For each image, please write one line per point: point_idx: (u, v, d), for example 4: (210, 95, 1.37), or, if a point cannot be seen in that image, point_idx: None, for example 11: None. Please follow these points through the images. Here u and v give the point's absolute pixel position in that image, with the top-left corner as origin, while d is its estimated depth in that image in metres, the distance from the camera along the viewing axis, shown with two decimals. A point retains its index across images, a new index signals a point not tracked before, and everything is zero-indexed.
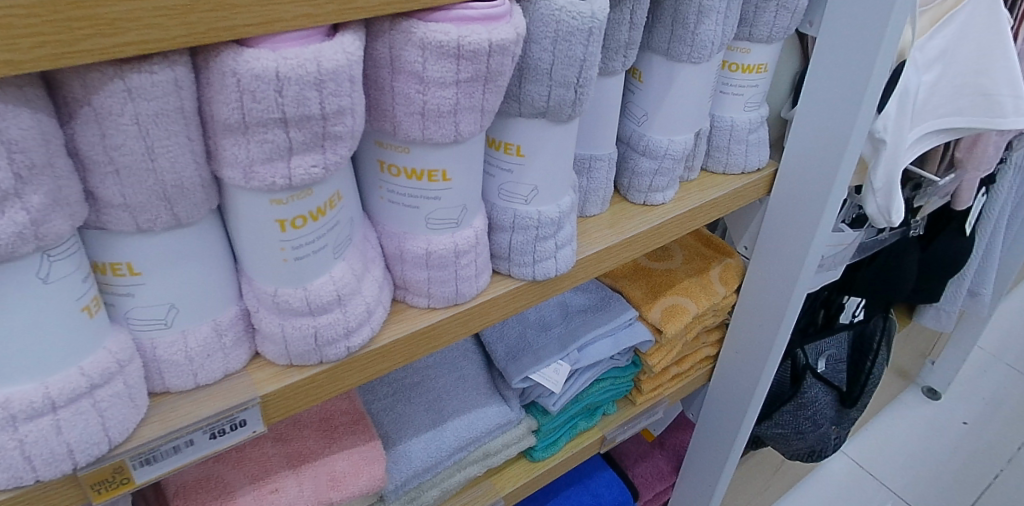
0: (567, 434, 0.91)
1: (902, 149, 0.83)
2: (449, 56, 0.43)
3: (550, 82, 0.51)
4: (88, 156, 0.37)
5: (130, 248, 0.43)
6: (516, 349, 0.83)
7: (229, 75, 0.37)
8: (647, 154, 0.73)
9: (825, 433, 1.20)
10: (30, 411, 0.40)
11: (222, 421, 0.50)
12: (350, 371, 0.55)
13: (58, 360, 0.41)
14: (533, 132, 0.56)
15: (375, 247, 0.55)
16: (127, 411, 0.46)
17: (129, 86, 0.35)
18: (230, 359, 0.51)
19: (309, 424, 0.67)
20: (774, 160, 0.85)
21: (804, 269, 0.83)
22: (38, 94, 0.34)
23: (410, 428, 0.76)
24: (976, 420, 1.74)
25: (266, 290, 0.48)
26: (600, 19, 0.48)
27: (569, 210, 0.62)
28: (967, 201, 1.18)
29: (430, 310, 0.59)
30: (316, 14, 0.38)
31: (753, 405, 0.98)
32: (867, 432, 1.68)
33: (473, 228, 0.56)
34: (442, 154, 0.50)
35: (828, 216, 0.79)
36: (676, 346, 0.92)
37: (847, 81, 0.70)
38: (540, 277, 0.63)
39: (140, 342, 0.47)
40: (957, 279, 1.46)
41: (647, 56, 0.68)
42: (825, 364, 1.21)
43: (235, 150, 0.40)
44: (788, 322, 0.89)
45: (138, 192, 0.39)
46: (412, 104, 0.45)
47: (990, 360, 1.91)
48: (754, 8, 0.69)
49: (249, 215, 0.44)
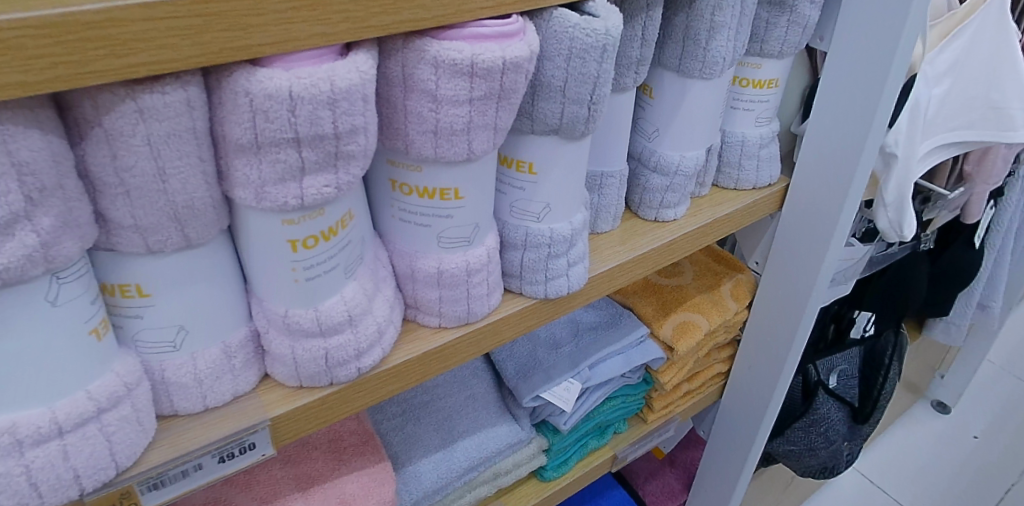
0: (578, 453, 0.89)
1: (913, 163, 0.82)
2: (463, 74, 0.42)
3: (563, 100, 0.50)
4: (99, 177, 0.37)
5: (139, 270, 0.42)
6: (526, 368, 0.82)
7: (242, 95, 0.37)
8: (658, 171, 0.72)
9: (837, 449, 1.18)
10: (37, 436, 0.39)
11: (230, 445, 0.49)
12: (360, 392, 0.54)
13: (65, 383, 0.40)
14: (546, 150, 0.55)
15: (386, 266, 0.54)
16: (135, 435, 0.45)
17: (141, 107, 0.35)
18: (239, 381, 0.51)
19: (318, 445, 0.66)
20: (785, 176, 0.85)
21: (816, 285, 0.82)
22: (49, 116, 0.34)
23: (419, 448, 0.75)
24: (987, 433, 1.71)
25: (277, 311, 0.48)
26: (614, 36, 0.48)
27: (582, 227, 0.61)
28: (977, 216, 1.16)
29: (441, 329, 0.58)
30: (330, 33, 0.38)
31: (766, 422, 0.97)
32: (878, 447, 1.66)
33: (485, 246, 0.56)
34: (455, 172, 0.49)
35: (840, 232, 0.78)
36: (687, 363, 0.91)
37: (859, 96, 0.70)
38: (552, 295, 0.62)
39: (148, 365, 0.46)
40: (967, 292, 1.44)
41: (658, 72, 0.67)
42: (837, 380, 1.19)
43: (247, 171, 0.40)
44: (801, 339, 0.88)
45: (149, 214, 0.39)
46: (425, 123, 0.45)
47: (999, 372, 1.88)
48: (765, 23, 0.69)
49: (261, 236, 0.44)
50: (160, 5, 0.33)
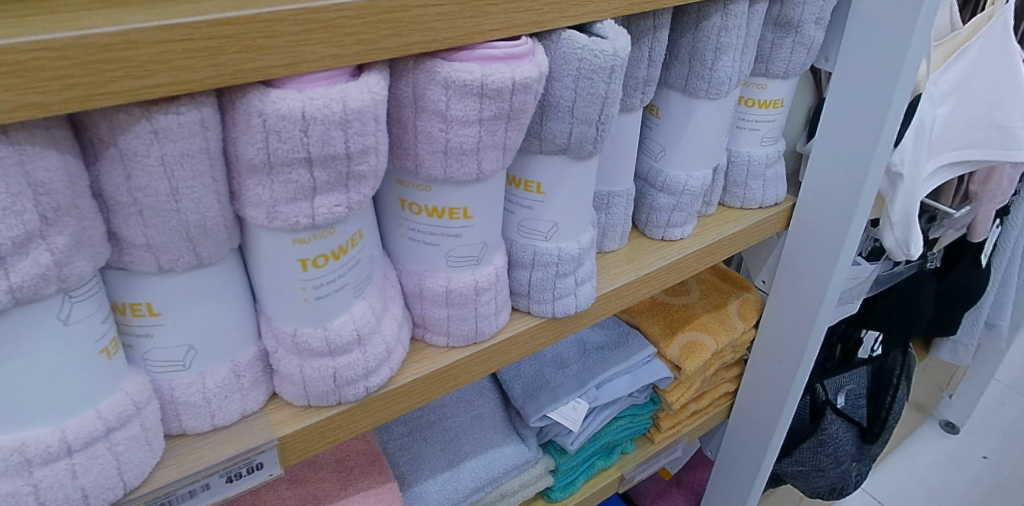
0: (585, 474, 0.88)
1: (919, 182, 0.82)
2: (473, 95, 0.43)
3: (571, 120, 0.51)
4: (113, 197, 0.37)
5: (151, 289, 0.43)
6: (534, 387, 0.81)
7: (255, 115, 0.37)
8: (665, 190, 0.73)
9: (847, 470, 1.16)
10: (46, 455, 0.39)
11: (238, 464, 0.49)
12: (368, 411, 0.54)
13: (75, 403, 0.40)
14: (553, 170, 0.55)
15: (394, 285, 0.54)
16: (143, 454, 0.45)
17: (156, 127, 0.35)
18: (248, 400, 0.50)
19: (324, 465, 0.66)
20: (791, 195, 0.85)
21: (824, 303, 0.82)
22: (65, 136, 0.34)
23: (426, 468, 0.74)
24: (996, 453, 1.69)
25: (286, 330, 0.48)
26: (621, 57, 0.48)
27: (589, 246, 0.61)
28: (983, 234, 1.17)
29: (449, 349, 0.58)
30: (343, 55, 0.38)
31: (774, 442, 0.96)
32: (886, 467, 1.64)
33: (493, 265, 0.56)
34: (465, 192, 0.49)
35: (846, 252, 0.78)
36: (695, 383, 0.90)
37: (865, 116, 0.70)
38: (560, 314, 0.62)
39: (157, 384, 0.46)
40: (975, 312, 1.44)
41: (664, 93, 0.68)
42: (845, 399, 1.18)
43: (259, 190, 0.40)
44: (808, 359, 0.87)
45: (161, 233, 0.39)
46: (435, 142, 0.45)
47: (1007, 393, 1.86)
48: (770, 44, 0.69)
49: (272, 255, 0.44)
50: (177, 28, 0.33)
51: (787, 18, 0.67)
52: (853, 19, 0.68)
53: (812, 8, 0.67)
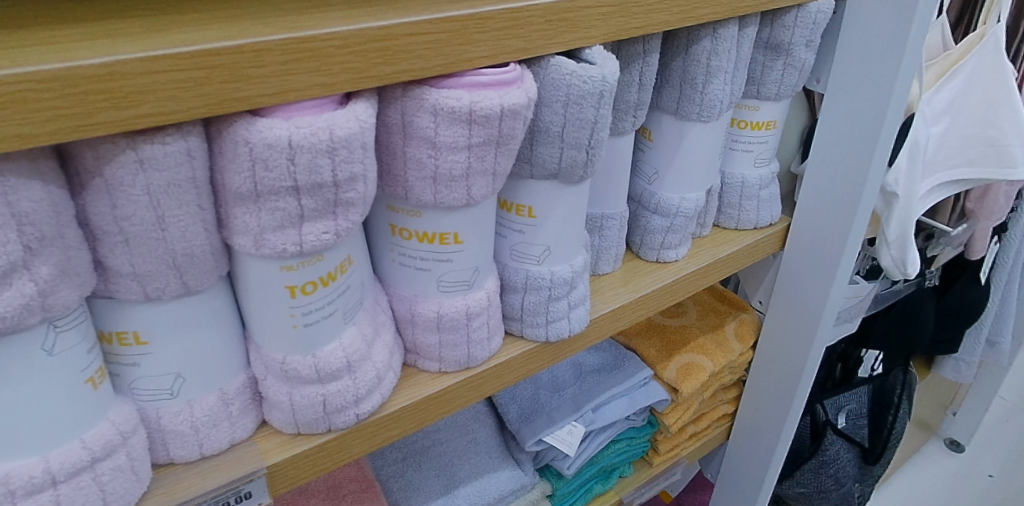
0: (582, 498, 0.87)
1: (914, 201, 0.81)
2: (461, 121, 0.43)
3: (561, 145, 0.51)
4: (99, 226, 0.37)
5: (137, 318, 0.42)
6: (529, 411, 0.80)
7: (242, 144, 0.37)
8: (658, 212, 0.73)
9: (848, 491, 1.15)
10: (30, 487, 0.39)
11: (227, 494, 0.48)
12: (358, 438, 0.53)
13: (60, 433, 0.40)
14: (544, 194, 0.56)
15: (385, 311, 0.54)
16: (129, 484, 0.44)
17: (141, 157, 0.35)
18: (236, 428, 0.50)
19: (316, 493, 0.66)
20: (786, 215, 0.84)
21: (821, 322, 0.81)
22: (51, 167, 0.34)
23: (420, 495, 0.74)
24: (1003, 472, 1.66)
25: (275, 358, 0.47)
26: (610, 82, 0.48)
27: (582, 269, 0.61)
28: (982, 250, 1.16)
29: (441, 374, 0.58)
30: (330, 83, 0.38)
31: (773, 463, 0.95)
32: (891, 486, 1.62)
33: (485, 289, 0.55)
34: (455, 217, 0.49)
35: (842, 272, 0.77)
36: (692, 405, 0.89)
37: (858, 136, 0.70)
38: (553, 338, 0.62)
39: (145, 413, 0.46)
40: (975, 329, 1.43)
41: (657, 116, 0.68)
42: (845, 420, 1.17)
43: (246, 219, 0.40)
44: (806, 379, 0.87)
45: (147, 261, 0.39)
46: (424, 170, 0.45)
47: (1013, 410, 1.85)
48: (761, 66, 0.70)
49: (260, 282, 0.44)
50: (164, 58, 0.33)
51: (778, 41, 0.68)
52: (843, 41, 0.68)
53: (802, 31, 0.67)
